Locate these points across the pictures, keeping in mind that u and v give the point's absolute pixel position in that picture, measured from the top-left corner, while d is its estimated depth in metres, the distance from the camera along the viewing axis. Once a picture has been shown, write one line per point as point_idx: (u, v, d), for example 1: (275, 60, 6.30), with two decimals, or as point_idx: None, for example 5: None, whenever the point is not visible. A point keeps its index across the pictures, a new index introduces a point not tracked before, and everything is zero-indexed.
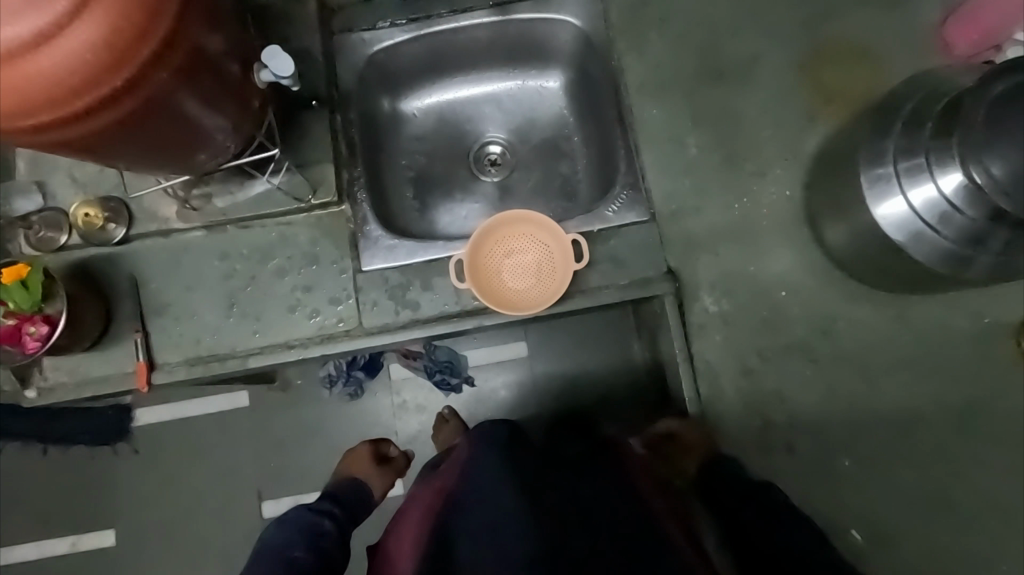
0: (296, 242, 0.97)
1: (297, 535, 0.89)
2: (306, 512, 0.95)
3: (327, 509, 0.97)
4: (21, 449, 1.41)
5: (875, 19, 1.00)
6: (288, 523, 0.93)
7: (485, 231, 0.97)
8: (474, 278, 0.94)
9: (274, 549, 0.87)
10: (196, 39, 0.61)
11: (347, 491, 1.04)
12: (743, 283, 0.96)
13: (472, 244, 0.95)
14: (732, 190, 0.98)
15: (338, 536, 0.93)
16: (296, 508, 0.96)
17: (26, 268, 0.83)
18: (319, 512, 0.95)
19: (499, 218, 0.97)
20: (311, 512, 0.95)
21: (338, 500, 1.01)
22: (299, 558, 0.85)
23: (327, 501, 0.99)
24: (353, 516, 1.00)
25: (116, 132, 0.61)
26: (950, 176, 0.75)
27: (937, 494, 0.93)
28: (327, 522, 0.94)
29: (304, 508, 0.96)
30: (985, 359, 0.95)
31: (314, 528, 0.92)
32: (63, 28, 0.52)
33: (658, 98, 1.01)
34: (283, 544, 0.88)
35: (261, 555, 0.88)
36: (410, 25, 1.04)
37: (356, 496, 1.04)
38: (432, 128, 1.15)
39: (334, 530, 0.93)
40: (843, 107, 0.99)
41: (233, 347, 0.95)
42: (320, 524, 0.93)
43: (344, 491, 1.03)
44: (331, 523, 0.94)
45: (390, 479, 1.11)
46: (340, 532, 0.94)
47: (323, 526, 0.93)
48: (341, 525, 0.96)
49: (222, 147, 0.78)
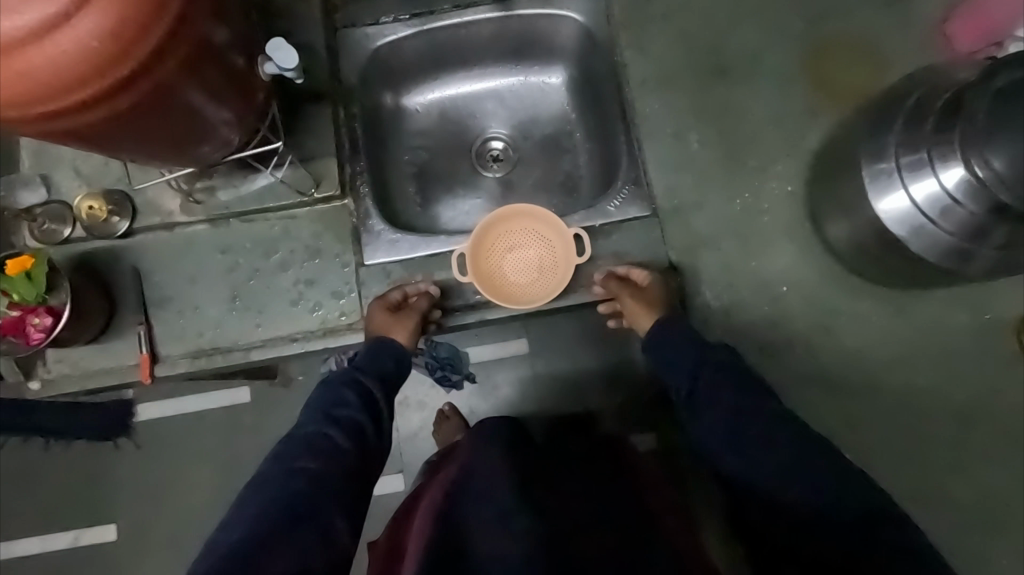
0: (299, 236, 0.97)
1: (324, 422, 0.78)
2: (337, 392, 0.82)
3: (358, 383, 0.83)
4: (24, 443, 1.42)
5: (878, 16, 1.01)
6: (316, 404, 0.81)
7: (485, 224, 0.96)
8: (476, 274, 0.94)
9: (299, 437, 0.77)
10: (202, 28, 0.61)
11: (385, 353, 0.88)
12: (745, 279, 0.96)
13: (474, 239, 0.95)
14: (734, 186, 0.98)
15: (375, 422, 0.81)
16: (324, 385, 0.83)
17: (31, 259, 0.84)
18: (350, 391, 0.82)
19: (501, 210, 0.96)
20: (341, 392, 0.82)
21: (373, 370, 0.86)
22: (325, 453, 0.75)
23: (360, 372, 0.85)
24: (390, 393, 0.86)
25: (122, 121, 0.61)
26: (952, 171, 0.75)
27: (936, 488, 0.93)
28: (360, 407, 0.81)
29: (333, 385, 0.83)
30: (986, 356, 0.95)
31: (345, 414, 0.80)
32: (70, 16, 0.52)
33: (660, 94, 1.01)
34: (309, 433, 0.77)
35: (285, 439, 0.77)
36: (413, 20, 1.04)
37: (394, 355, 0.88)
38: (434, 124, 1.15)
39: (368, 417, 0.81)
40: (845, 103, 0.99)
41: (236, 340, 0.95)
42: (352, 409, 0.80)
43: (381, 355, 0.88)
44: (366, 407, 0.82)
45: (414, 323, 0.91)
46: (376, 416, 0.82)
47: (354, 412, 0.80)
48: (378, 406, 0.83)
49: (225, 139, 0.79)
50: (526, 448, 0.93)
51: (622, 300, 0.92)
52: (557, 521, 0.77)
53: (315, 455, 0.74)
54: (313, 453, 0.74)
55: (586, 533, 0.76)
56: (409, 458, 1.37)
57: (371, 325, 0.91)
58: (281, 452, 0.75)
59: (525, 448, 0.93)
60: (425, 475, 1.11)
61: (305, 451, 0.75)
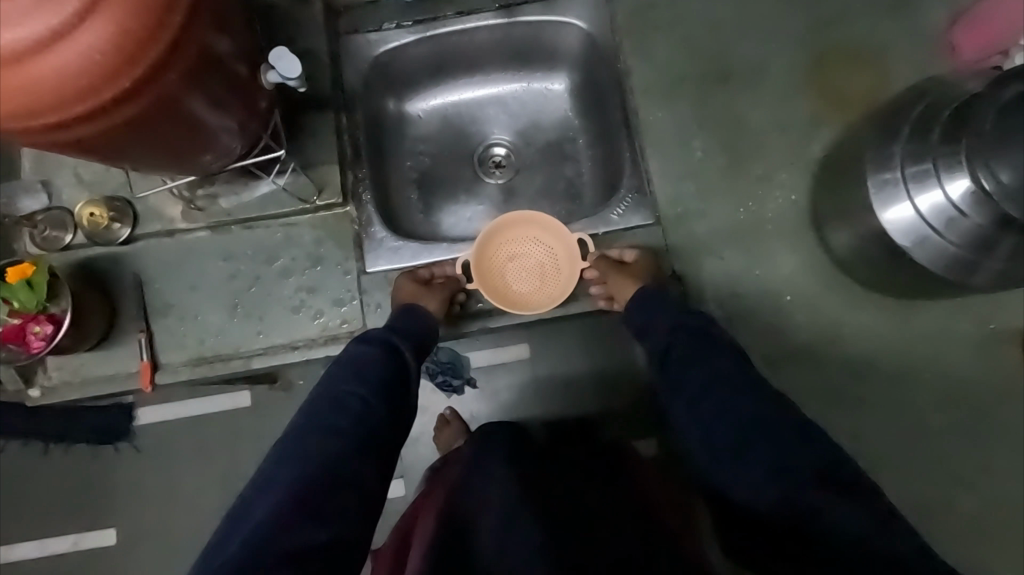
0: (301, 243, 0.97)
1: (355, 382, 0.77)
2: (369, 352, 0.81)
3: (390, 345, 0.83)
4: (24, 447, 1.41)
5: (882, 25, 1.00)
6: (345, 361, 0.80)
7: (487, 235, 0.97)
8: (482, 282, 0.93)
9: (329, 393, 0.76)
10: (205, 38, 0.60)
11: (416, 316, 0.88)
12: (749, 288, 0.96)
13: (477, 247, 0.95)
14: (737, 194, 0.98)
15: (405, 385, 0.82)
16: (356, 343, 0.83)
17: (31, 267, 0.84)
18: (381, 352, 0.81)
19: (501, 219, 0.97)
20: (372, 353, 0.81)
21: (405, 333, 0.86)
22: (357, 415, 0.75)
23: (392, 334, 0.85)
24: (419, 357, 0.86)
25: (125, 131, 0.61)
26: (958, 182, 0.75)
27: (940, 499, 0.93)
28: (391, 369, 0.81)
29: (364, 345, 0.82)
30: (990, 366, 0.94)
31: (376, 375, 0.79)
32: (73, 28, 0.51)
33: (664, 102, 1.01)
34: (339, 391, 0.76)
35: (315, 395, 0.77)
36: (416, 27, 1.04)
37: (425, 319, 0.89)
38: (437, 130, 1.15)
39: (398, 379, 0.81)
40: (849, 112, 0.99)
41: (237, 348, 0.95)
42: (383, 369, 0.80)
43: (412, 317, 0.88)
44: (396, 369, 0.81)
45: (445, 295, 0.93)
46: (405, 379, 0.82)
47: (384, 374, 0.80)
48: (407, 369, 0.83)
49: (227, 147, 0.78)
50: (531, 452, 0.95)
51: (609, 276, 0.94)
52: (561, 518, 0.77)
53: (345, 417, 0.74)
54: (344, 414, 0.74)
55: (589, 528, 0.76)
56: (410, 463, 1.37)
57: (401, 293, 0.93)
58: (311, 408, 0.75)
59: (531, 451, 0.95)
60: (427, 478, 1.11)
61: (337, 412, 0.74)
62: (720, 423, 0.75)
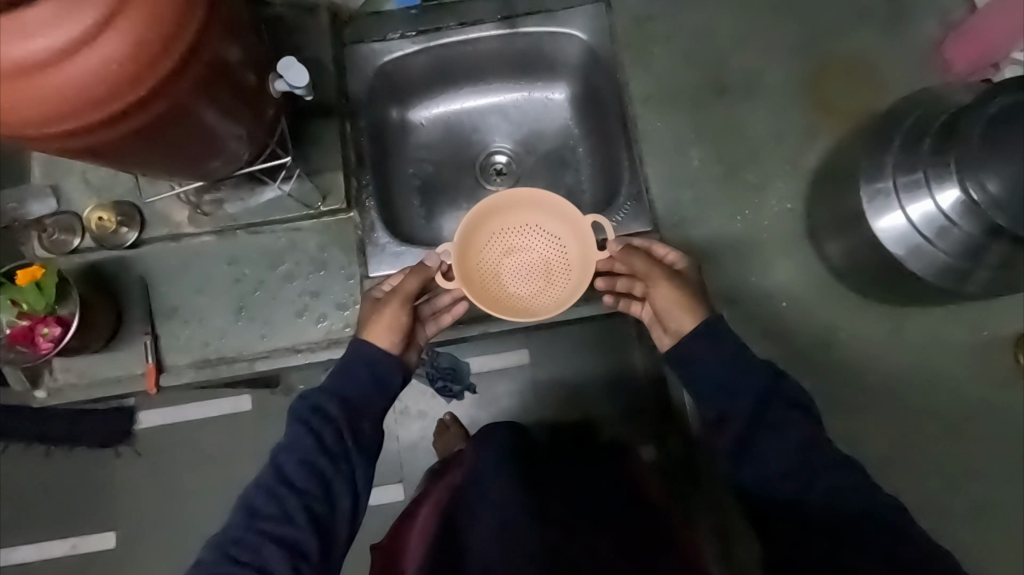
0: (305, 248, 0.99)
1: (279, 483, 0.74)
2: (299, 436, 0.75)
3: (326, 428, 0.76)
4: (25, 450, 1.43)
5: (876, 38, 1.03)
6: (283, 449, 0.76)
7: (472, 220, 0.83)
8: (466, 286, 0.81)
9: (251, 498, 0.74)
10: (217, 49, 0.62)
11: (360, 372, 0.80)
12: (746, 295, 0.97)
13: (458, 242, 0.82)
14: (734, 203, 1.00)
15: (342, 468, 0.76)
16: (292, 426, 0.77)
17: (41, 269, 0.87)
18: (310, 436, 0.75)
19: (492, 199, 0.83)
20: (300, 439, 0.75)
21: (345, 406, 0.78)
22: (278, 523, 0.72)
23: (331, 409, 0.78)
24: (361, 426, 0.78)
25: (139, 138, 0.63)
26: (947, 193, 0.77)
27: (936, 506, 0.94)
28: (322, 455, 0.75)
29: (295, 426, 0.76)
30: (983, 372, 0.96)
31: (304, 469, 0.74)
32: (93, 39, 0.53)
33: (663, 111, 1.03)
34: (262, 496, 0.74)
35: (243, 498, 0.75)
36: (420, 37, 1.06)
37: (371, 371, 0.80)
38: (439, 138, 1.17)
39: (332, 466, 0.75)
40: (843, 122, 1.01)
41: (240, 351, 0.96)
42: (312, 458, 0.75)
43: (357, 377, 0.80)
44: (330, 452, 0.76)
45: (394, 317, 0.81)
46: (342, 460, 0.76)
47: (315, 469, 0.74)
48: (345, 446, 0.77)
49: (236, 153, 0.80)
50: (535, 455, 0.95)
51: (654, 285, 0.81)
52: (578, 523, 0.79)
53: (265, 527, 0.71)
54: (263, 524, 0.72)
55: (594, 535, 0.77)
56: (409, 468, 1.39)
57: (358, 319, 0.84)
58: (233, 520, 0.73)
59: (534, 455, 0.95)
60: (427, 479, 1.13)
61: (256, 522, 0.72)
62: (731, 420, 0.76)
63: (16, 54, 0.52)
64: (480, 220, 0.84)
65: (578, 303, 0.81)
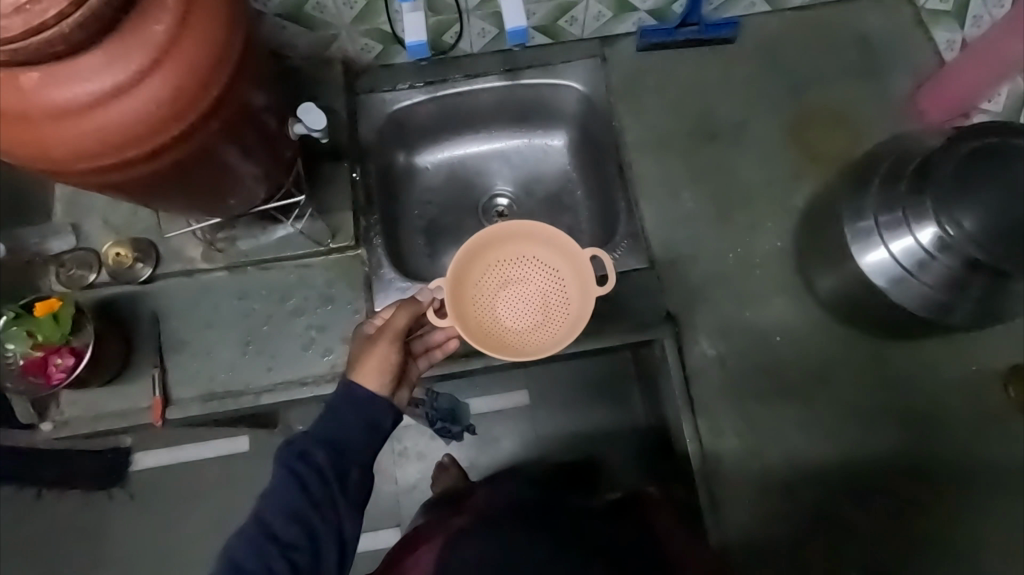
0: (313, 284, 1.02)
1: (267, 538, 0.73)
2: (285, 485, 0.74)
3: (313, 473, 0.75)
4: (16, 493, 1.41)
5: (853, 90, 1.10)
6: (269, 494, 0.75)
7: (470, 253, 0.87)
8: (461, 318, 0.84)
9: (239, 554, 0.72)
10: (246, 94, 0.68)
11: (349, 415, 0.78)
12: (740, 329, 1.00)
13: (456, 274, 0.85)
14: (726, 242, 1.04)
15: (327, 518, 0.75)
16: (280, 471, 0.75)
17: (58, 302, 0.90)
18: (296, 484, 0.74)
19: (491, 232, 0.87)
20: (287, 486, 0.74)
21: (332, 449, 0.76)
22: None
23: (318, 453, 0.76)
24: (349, 472, 0.77)
25: (166, 175, 0.68)
26: (926, 229, 0.81)
27: (936, 533, 0.95)
28: (308, 505, 0.74)
29: (282, 473, 0.75)
30: (976, 405, 0.98)
31: (290, 520, 0.74)
32: (134, 85, 0.58)
33: (656, 156, 1.09)
34: (247, 548, 0.72)
35: (227, 550, 0.73)
36: (426, 87, 1.12)
37: (360, 412, 0.78)
38: (444, 181, 1.22)
39: (317, 516, 0.74)
40: (825, 167, 1.07)
41: (246, 385, 0.98)
42: (298, 508, 0.74)
43: (347, 422, 0.78)
44: (315, 500, 0.74)
45: (387, 354, 0.79)
46: (327, 508, 0.75)
47: (301, 516, 0.74)
48: (332, 496, 0.75)
49: (253, 192, 0.85)
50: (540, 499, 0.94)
51: None
52: (576, 545, 0.79)
53: None
54: None
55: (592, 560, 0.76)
56: (408, 509, 1.37)
57: (348, 359, 0.82)
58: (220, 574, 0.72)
59: (538, 499, 0.94)
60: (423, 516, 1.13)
61: None
62: None
63: (64, 97, 0.57)
64: (477, 253, 0.87)
65: (571, 338, 0.83)
